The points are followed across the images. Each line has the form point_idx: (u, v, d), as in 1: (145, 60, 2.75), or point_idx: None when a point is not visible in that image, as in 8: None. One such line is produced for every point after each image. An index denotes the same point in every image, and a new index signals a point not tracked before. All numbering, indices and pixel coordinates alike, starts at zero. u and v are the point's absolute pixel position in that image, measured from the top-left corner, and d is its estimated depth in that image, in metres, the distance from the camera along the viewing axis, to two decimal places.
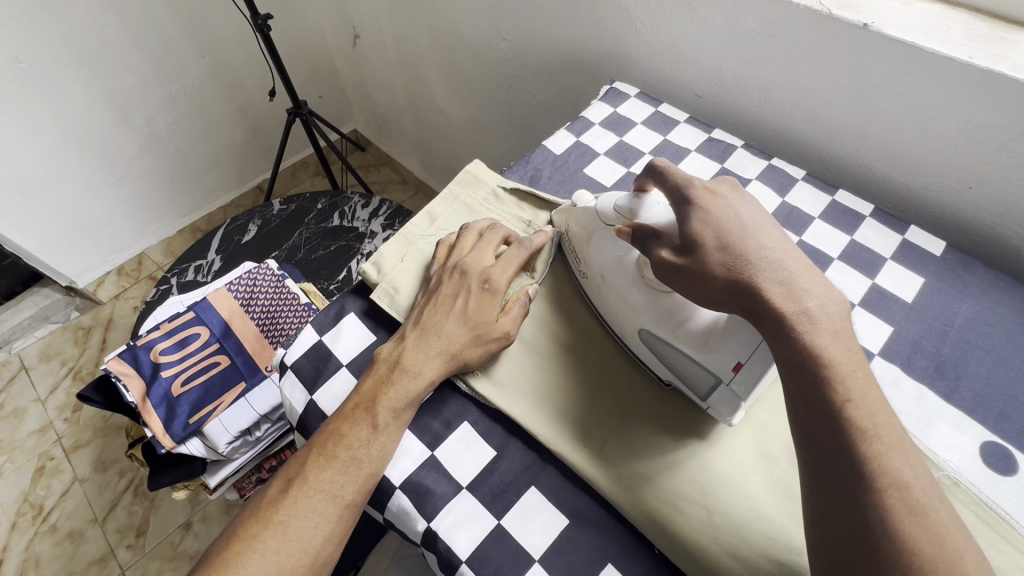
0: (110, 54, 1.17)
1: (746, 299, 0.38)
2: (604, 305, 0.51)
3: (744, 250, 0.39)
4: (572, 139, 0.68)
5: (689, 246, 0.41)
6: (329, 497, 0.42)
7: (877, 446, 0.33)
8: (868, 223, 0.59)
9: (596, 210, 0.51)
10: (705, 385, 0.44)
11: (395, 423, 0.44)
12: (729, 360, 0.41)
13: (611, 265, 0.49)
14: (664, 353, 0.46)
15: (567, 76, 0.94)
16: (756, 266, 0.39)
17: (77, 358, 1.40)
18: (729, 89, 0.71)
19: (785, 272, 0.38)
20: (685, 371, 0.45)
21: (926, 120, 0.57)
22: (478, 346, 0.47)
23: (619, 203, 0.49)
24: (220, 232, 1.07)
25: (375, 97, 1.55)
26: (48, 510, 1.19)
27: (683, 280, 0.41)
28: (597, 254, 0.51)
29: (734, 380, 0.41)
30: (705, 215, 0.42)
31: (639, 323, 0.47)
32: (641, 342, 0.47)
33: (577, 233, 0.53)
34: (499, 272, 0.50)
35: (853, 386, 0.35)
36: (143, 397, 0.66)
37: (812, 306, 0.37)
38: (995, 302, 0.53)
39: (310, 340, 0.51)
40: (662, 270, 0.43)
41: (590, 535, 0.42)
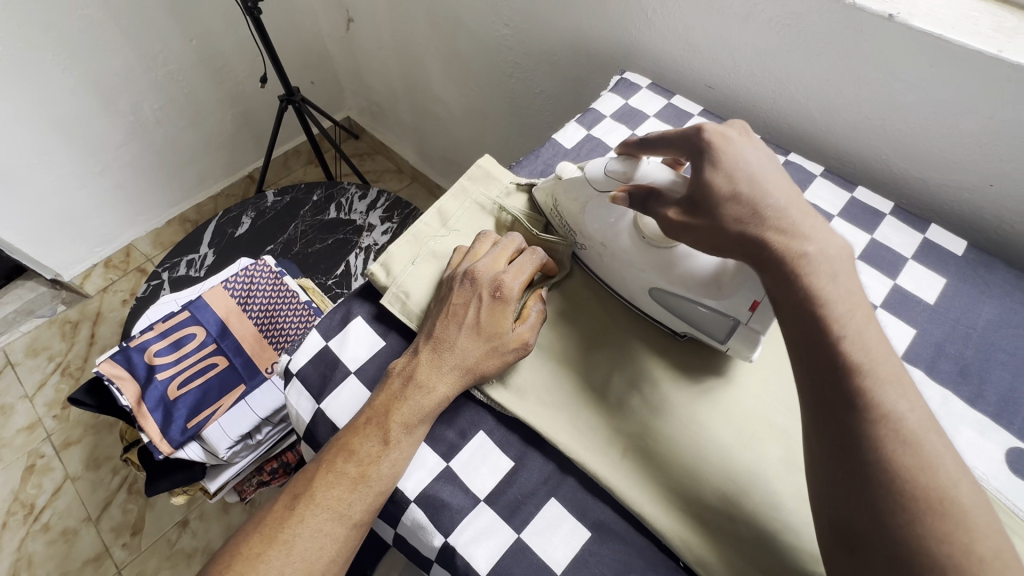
0: (92, 38, 1.11)
1: (751, 245, 0.38)
2: (608, 273, 0.51)
3: (753, 198, 0.38)
4: (583, 132, 0.66)
5: (699, 199, 0.40)
6: (338, 516, 0.40)
7: (869, 380, 0.33)
8: (889, 222, 0.58)
9: (585, 177, 0.50)
10: (720, 329, 0.45)
11: (406, 439, 0.42)
12: (746, 300, 0.43)
13: (608, 231, 0.50)
14: (676, 306, 0.47)
15: (573, 65, 0.91)
16: (758, 209, 0.38)
17: (65, 353, 1.36)
18: (743, 81, 0.69)
19: (789, 216, 0.37)
20: (697, 320, 0.46)
21: (950, 116, 0.56)
22: (494, 358, 0.44)
23: (608, 167, 0.48)
24: (213, 224, 1.03)
25: (370, 83, 1.50)
26: (40, 509, 1.16)
27: (693, 235, 0.41)
28: (591, 222, 0.51)
29: (752, 319, 0.43)
30: (716, 160, 0.39)
31: (649, 282, 0.47)
32: (652, 299, 0.48)
33: (566, 205, 0.52)
34: (511, 277, 0.47)
35: (851, 324, 0.34)
36: (137, 400, 0.64)
37: (812, 251, 0.36)
38: (1018, 303, 0.52)
39: (315, 346, 0.48)
40: (672, 230, 0.42)
41: (613, 548, 0.41)
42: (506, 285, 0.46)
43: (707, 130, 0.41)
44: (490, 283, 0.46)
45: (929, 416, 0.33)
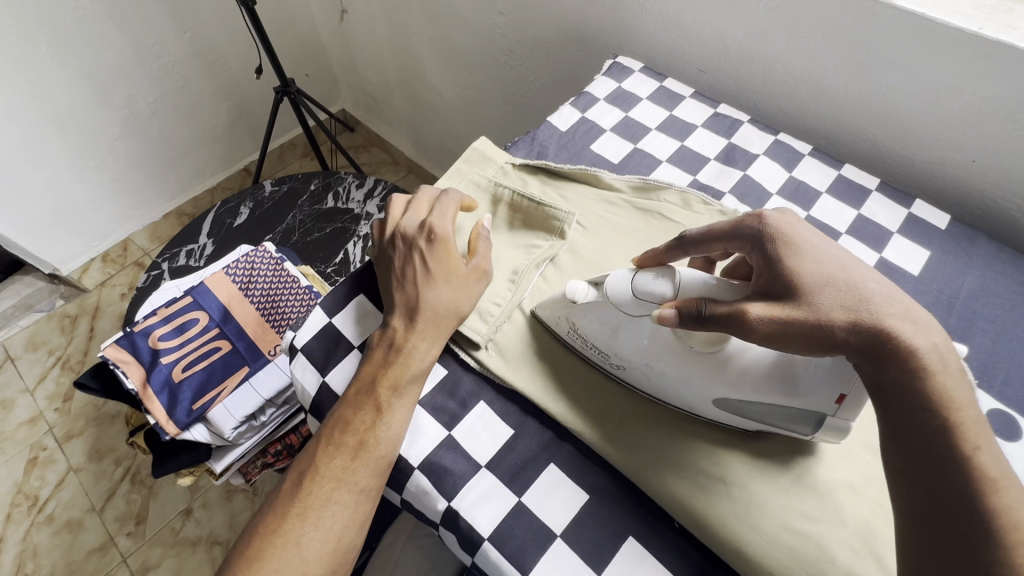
0: (86, 31, 1.12)
1: (865, 337, 0.34)
2: (663, 391, 0.45)
3: (852, 280, 0.35)
4: (578, 115, 0.67)
5: (783, 286, 0.37)
6: (345, 484, 0.42)
7: (1000, 498, 0.30)
8: (875, 197, 0.59)
9: (610, 302, 0.44)
10: (801, 421, 0.40)
11: (396, 400, 0.44)
12: (830, 394, 0.38)
13: (653, 348, 0.44)
14: (745, 411, 0.42)
15: (567, 51, 0.92)
16: (864, 301, 0.35)
17: (65, 347, 1.36)
18: (733, 63, 0.71)
19: (902, 304, 0.35)
20: (773, 419, 0.41)
21: (933, 94, 0.57)
22: (466, 294, 0.48)
23: (638, 279, 0.43)
24: (211, 215, 1.04)
25: (364, 74, 1.51)
26: (44, 501, 1.17)
27: (789, 333, 0.35)
28: (628, 344, 0.45)
29: (839, 412, 0.38)
30: (798, 252, 0.37)
31: (712, 394, 0.42)
32: (719, 410, 0.43)
33: (590, 329, 0.46)
34: (439, 219, 0.50)
35: (976, 432, 0.32)
36: (143, 383, 0.65)
37: (939, 343, 0.33)
38: (998, 273, 0.54)
39: (319, 322, 0.50)
40: (767, 330, 0.36)
41: (611, 510, 0.43)
42: (437, 226, 0.49)
43: (771, 218, 0.39)
44: (424, 231, 0.49)
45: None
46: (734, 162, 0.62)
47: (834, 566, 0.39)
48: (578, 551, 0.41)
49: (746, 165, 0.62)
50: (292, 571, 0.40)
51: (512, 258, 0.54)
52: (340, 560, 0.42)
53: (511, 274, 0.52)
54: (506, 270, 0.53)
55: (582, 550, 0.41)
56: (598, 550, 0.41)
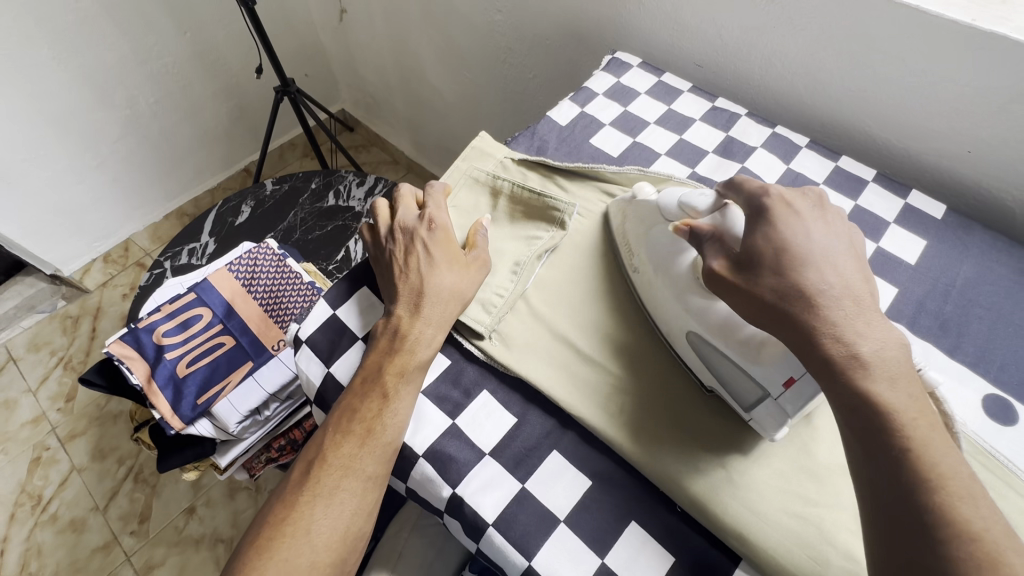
0: (87, 32, 1.12)
1: (792, 319, 0.36)
2: (651, 302, 0.49)
3: (799, 278, 0.36)
4: (577, 110, 0.68)
5: (745, 258, 0.39)
6: (353, 472, 0.42)
7: (942, 494, 0.30)
8: (871, 188, 0.60)
9: (655, 205, 0.50)
10: (749, 398, 0.42)
11: (403, 387, 0.45)
12: (781, 374, 0.40)
13: (662, 263, 0.48)
14: (709, 359, 0.44)
15: (565, 47, 0.93)
16: (808, 292, 0.36)
17: (67, 348, 1.37)
18: (731, 58, 0.71)
19: (845, 305, 0.35)
20: (730, 382, 0.43)
21: (928, 86, 0.58)
22: (470, 281, 0.50)
23: (686, 196, 0.47)
24: (213, 213, 1.05)
25: (364, 74, 1.52)
26: (48, 500, 1.17)
27: (735, 293, 0.39)
28: (650, 250, 0.50)
29: (782, 397, 0.40)
30: (771, 231, 0.39)
31: (687, 325, 0.45)
32: (687, 345, 0.46)
33: (634, 232, 0.52)
34: (436, 212, 0.53)
35: (917, 433, 0.32)
36: (148, 378, 0.66)
37: (866, 352, 0.34)
38: (993, 261, 0.54)
39: (324, 314, 0.51)
40: (715, 281, 0.41)
41: (613, 495, 0.43)
42: (436, 217, 0.53)
43: (773, 193, 0.40)
44: (426, 221, 0.52)
45: (1007, 533, 0.29)
46: (733, 155, 0.63)
47: (834, 548, 0.39)
48: (581, 536, 0.42)
49: (744, 157, 0.63)
50: (303, 560, 0.40)
51: (513, 251, 0.54)
52: (350, 550, 0.42)
53: (512, 265, 0.53)
54: (508, 262, 0.53)
55: (585, 535, 0.42)
56: (601, 535, 0.42)
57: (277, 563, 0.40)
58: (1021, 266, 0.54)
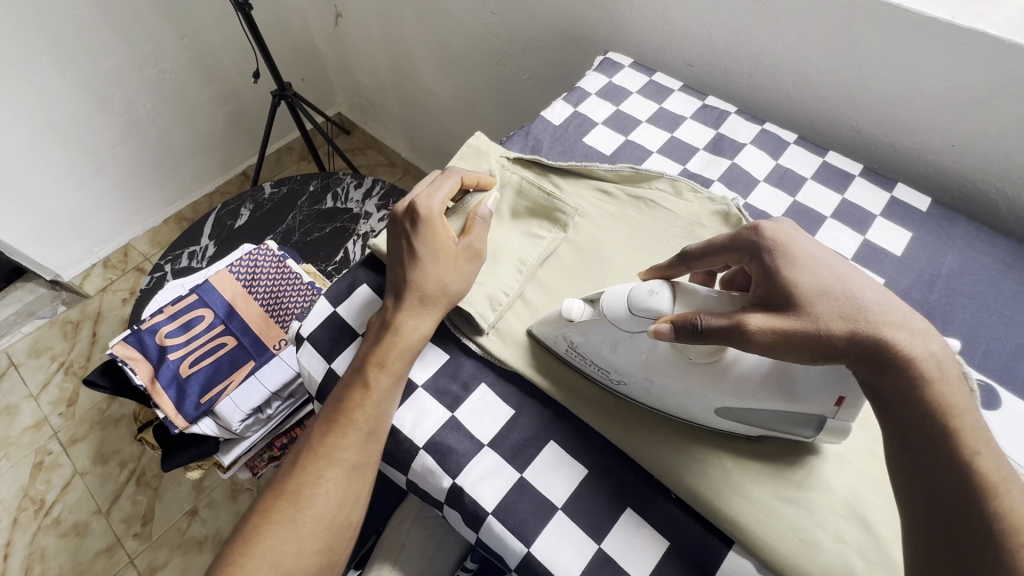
0: (85, 38, 1.13)
1: (861, 345, 0.35)
2: (661, 400, 0.45)
3: (850, 292, 0.37)
4: (570, 109, 0.69)
5: (781, 297, 0.38)
6: (336, 461, 0.44)
7: (999, 499, 0.31)
8: (859, 182, 0.62)
9: (605, 318, 0.44)
10: (803, 426, 0.41)
11: (385, 379, 0.46)
12: (830, 396, 0.39)
13: (649, 365, 0.43)
14: (747, 417, 0.42)
15: (558, 48, 0.94)
16: (862, 309, 0.36)
17: (68, 353, 1.37)
18: (720, 57, 0.73)
19: (899, 313, 0.36)
20: (773, 423, 0.42)
21: (911, 82, 0.60)
22: (455, 274, 0.49)
23: (634, 294, 0.42)
24: (213, 217, 1.06)
25: (359, 77, 1.53)
26: (51, 504, 1.18)
27: (796, 342, 0.36)
28: (629, 359, 0.44)
29: (839, 413, 0.39)
30: (790, 258, 0.39)
31: (714, 403, 0.42)
32: (721, 417, 0.43)
33: (588, 347, 0.46)
34: (426, 200, 0.51)
35: (979, 436, 0.33)
36: (151, 379, 0.67)
37: (934, 351, 0.35)
38: (978, 251, 0.56)
39: (325, 312, 0.52)
40: (775, 343, 0.37)
41: (609, 483, 0.44)
42: (424, 207, 0.50)
43: (765, 229, 0.41)
44: (409, 213, 0.50)
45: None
46: (723, 152, 0.64)
47: (824, 530, 0.40)
48: (579, 523, 0.43)
49: (733, 153, 0.64)
50: (288, 546, 0.42)
51: (513, 247, 0.55)
52: (335, 540, 0.44)
53: (518, 265, 0.54)
54: (513, 262, 0.54)
55: (584, 521, 0.43)
56: (598, 521, 0.43)
57: (263, 547, 0.42)
58: (1004, 256, 0.56)
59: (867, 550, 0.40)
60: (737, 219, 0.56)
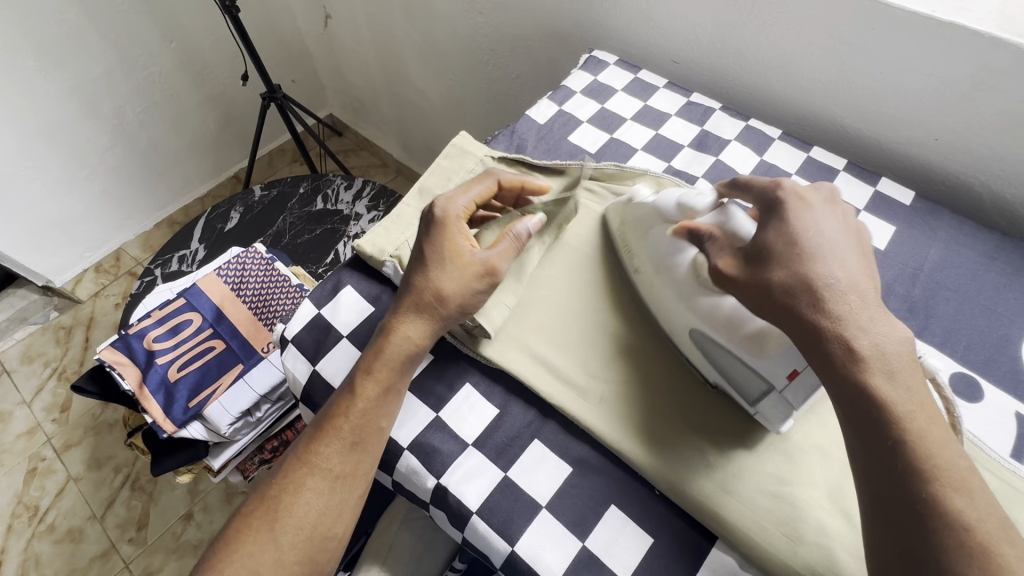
0: (72, 43, 1.13)
1: (796, 320, 0.38)
2: (655, 304, 0.49)
3: (806, 271, 0.38)
4: (555, 108, 0.69)
5: (756, 253, 0.41)
6: (318, 471, 0.43)
7: (936, 487, 0.32)
8: (842, 177, 0.62)
9: (653, 205, 0.52)
10: (754, 391, 0.43)
11: (377, 392, 0.45)
12: (787, 366, 0.42)
13: (662, 263, 0.49)
14: (713, 354, 0.45)
15: (545, 47, 0.94)
16: (813, 292, 0.38)
17: (60, 359, 1.37)
18: (705, 54, 0.73)
19: (845, 304, 0.37)
20: (734, 374, 0.44)
21: (894, 76, 0.60)
22: (462, 288, 0.47)
23: (685, 197, 0.50)
24: (202, 220, 1.06)
25: (350, 78, 1.53)
26: (45, 511, 1.18)
27: (740, 288, 0.41)
28: (650, 252, 0.50)
29: (786, 388, 0.42)
30: (783, 222, 0.41)
31: (690, 322, 0.46)
32: (690, 341, 0.46)
33: (630, 232, 0.53)
34: (454, 204, 0.50)
35: (914, 425, 0.34)
36: (139, 384, 0.67)
37: (865, 344, 0.36)
38: (961, 245, 0.56)
39: (309, 314, 0.52)
40: (721, 279, 0.43)
41: (594, 480, 0.45)
42: (448, 210, 0.50)
43: (784, 189, 0.43)
44: (427, 214, 0.50)
45: (999, 525, 0.31)
46: (708, 148, 0.65)
47: (807, 524, 0.41)
48: (564, 520, 0.43)
49: (718, 150, 0.64)
50: (266, 555, 0.42)
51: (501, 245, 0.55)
52: (313, 553, 0.43)
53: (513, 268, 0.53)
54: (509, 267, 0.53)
55: (568, 519, 0.43)
56: (582, 519, 0.43)
57: (244, 555, 0.42)
58: (986, 249, 0.56)
59: (851, 545, 0.40)
60: None
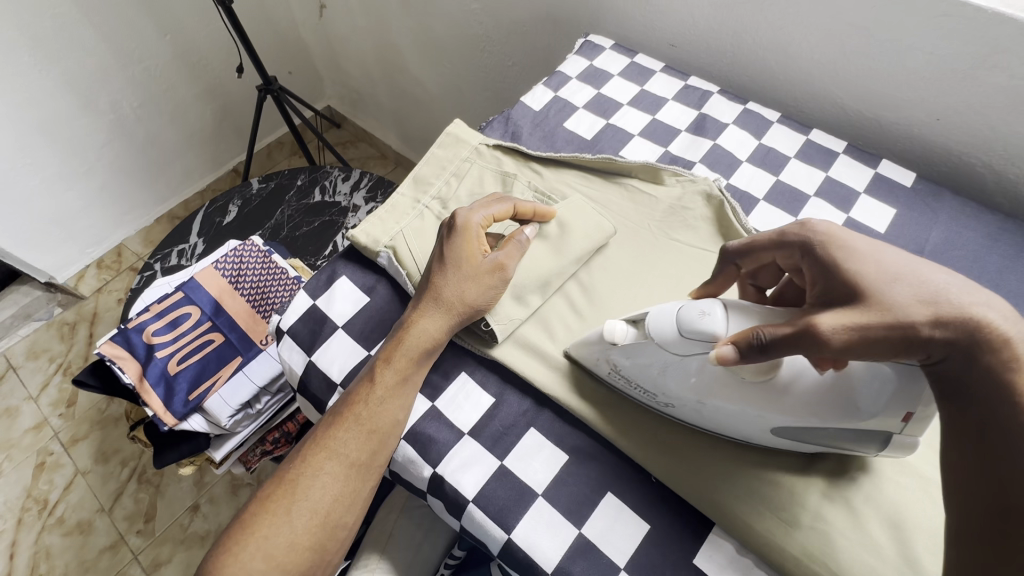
0: (67, 37, 1.12)
1: (949, 329, 0.32)
2: (712, 420, 0.42)
3: (924, 285, 0.34)
4: (551, 94, 0.68)
5: (849, 292, 0.35)
6: (335, 455, 0.44)
7: None
8: (843, 159, 0.61)
9: (658, 342, 0.40)
10: (869, 442, 0.39)
11: (398, 385, 0.45)
12: (897, 413, 0.36)
13: (702, 391, 0.40)
14: (810, 437, 0.39)
15: (542, 34, 0.93)
16: (941, 294, 0.34)
17: (66, 354, 1.38)
18: (703, 37, 0.72)
19: (980, 293, 0.34)
20: (838, 441, 0.39)
21: (895, 57, 0.58)
22: (479, 288, 0.47)
23: (683, 315, 0.39)
24: (201, 214, 1.05)
25: (347, 69, 1.51)
26: (54, 504, 1.19)
27: (880, 345, 0.33)
28: (678, 382, 0.41)
29: (907, 428, 0.36)
30: (846, 253, 0.37)
31: (772, 424, 0.40)
32: (777, 437, 0.40)
33: (633, 369, 0.43)
34: (475, 210, 0.50)
35: None
36: (140, 377, 0.67)
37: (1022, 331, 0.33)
38: (964, 227, 0.55)
39: (304, 305, 0.52)
40: (859, 347, 0.33)
41: (589, 467, 0.45)
42: (467, 215, 0.49)
43: (818, 224, 0.39)
44: (448, 221, 0.50)
45: None
46: (706, 132, 0.64)
47: (805, 509, 0.40)
48: (559, 508, 0.43)
49: (716, 134, 0.63)
50: (281, 538, 0.42)
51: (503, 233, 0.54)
52: (327, 537, 0.43)
53: None
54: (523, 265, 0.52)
55: (564, 507, 0.43)
56: (579, 506, 0.43)
57: (259, 537, 0.42)
58: (989, 230, 0.55)
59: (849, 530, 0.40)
60: (719, 199, 0.55)
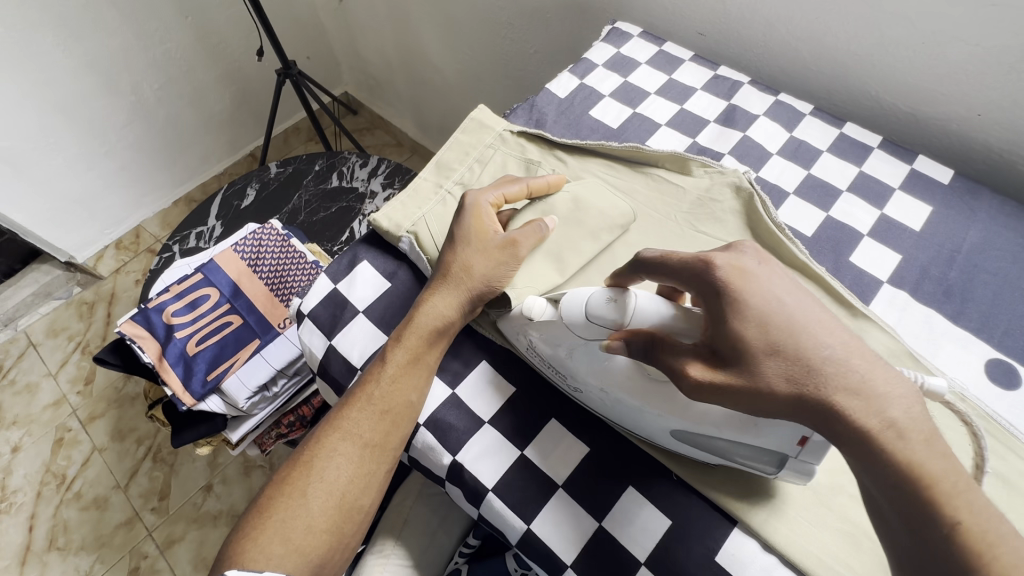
0: (90, 17, 1.12)
1: (805, 405, 0.32)
2: (615, 411, 0.43)
3: (800, 352, 0.32)
4: (576, 81, 0.67)
5: (728, 349, 0.33)
6: (349, 436, 0.44)
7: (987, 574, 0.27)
8: (877, 154, 0.59)
9: (564, 322, 0.41)
10: (766, 463, 0.38)
11: (410, 365, 0.45)
12: (791, 436, 0.35)
13: (599, 374, 0.41)
14: (706, 446, 0.40)
15: (566, 20, 0.91)
16: (816, 366, 0.31)
17: (84, 333, 1.40)
18: (734, 25, 0.69)
19: (857, 370, 0.31)
20: (735, 458, 0.39)
21: (937, 49, 0.56)
22: (487, 265, 0.47)
23: (592, 301, 0.39)
24: (219, 197, 1.06)
25: (365, 55, 1.50)
26: (71, 479, 1.21)
27: (733, 397, 0.33)
28: (585, 364, 0.42)
29: (801, 454, 0.36)
30: (738, 308, 0.33)
31: (666, 426, 0.40)
32: (674, 440, 0.41)
33: (551, 351, 0.44)
34: (484, 192, 0.50)
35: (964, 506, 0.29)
36: (159, 356, 0.68)
37: (898, 415, 0.30)
38: (1002, 227, 0.53)
39: (325, 288, 0.52)
40: (713, 394, 0.34)
41: (613, 460, 0.44)
42: (474, 197, 0.49)
43: (718, 266, 0.34)
44: (460, 203, 0.51)
45: None
46: (735, 124, 0.62)
47: (832, 511, 0.40)
48: (580, 501, 0.42)
49: (745, 126, 0.62)
50: (298, 521, 0.42)
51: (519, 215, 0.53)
52: (345, 521, 0.43)
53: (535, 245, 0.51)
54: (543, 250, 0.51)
55: (585, 500, 0.42)
56: (600, 499, 0.42)
57: (276, 519, 0.42)
58: None
59: (874, 531, 0.39)
60: (749, 192, 0.53)
